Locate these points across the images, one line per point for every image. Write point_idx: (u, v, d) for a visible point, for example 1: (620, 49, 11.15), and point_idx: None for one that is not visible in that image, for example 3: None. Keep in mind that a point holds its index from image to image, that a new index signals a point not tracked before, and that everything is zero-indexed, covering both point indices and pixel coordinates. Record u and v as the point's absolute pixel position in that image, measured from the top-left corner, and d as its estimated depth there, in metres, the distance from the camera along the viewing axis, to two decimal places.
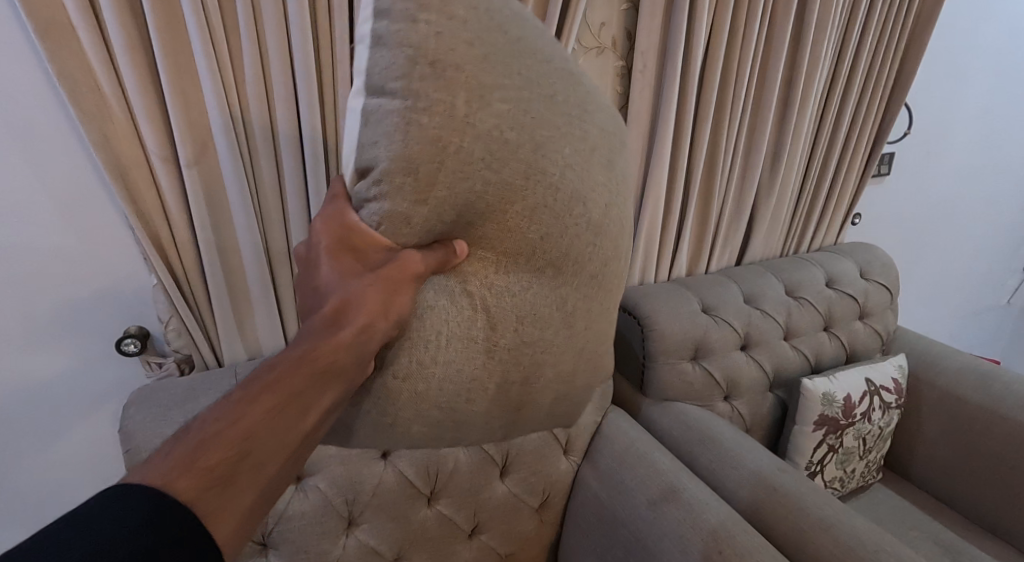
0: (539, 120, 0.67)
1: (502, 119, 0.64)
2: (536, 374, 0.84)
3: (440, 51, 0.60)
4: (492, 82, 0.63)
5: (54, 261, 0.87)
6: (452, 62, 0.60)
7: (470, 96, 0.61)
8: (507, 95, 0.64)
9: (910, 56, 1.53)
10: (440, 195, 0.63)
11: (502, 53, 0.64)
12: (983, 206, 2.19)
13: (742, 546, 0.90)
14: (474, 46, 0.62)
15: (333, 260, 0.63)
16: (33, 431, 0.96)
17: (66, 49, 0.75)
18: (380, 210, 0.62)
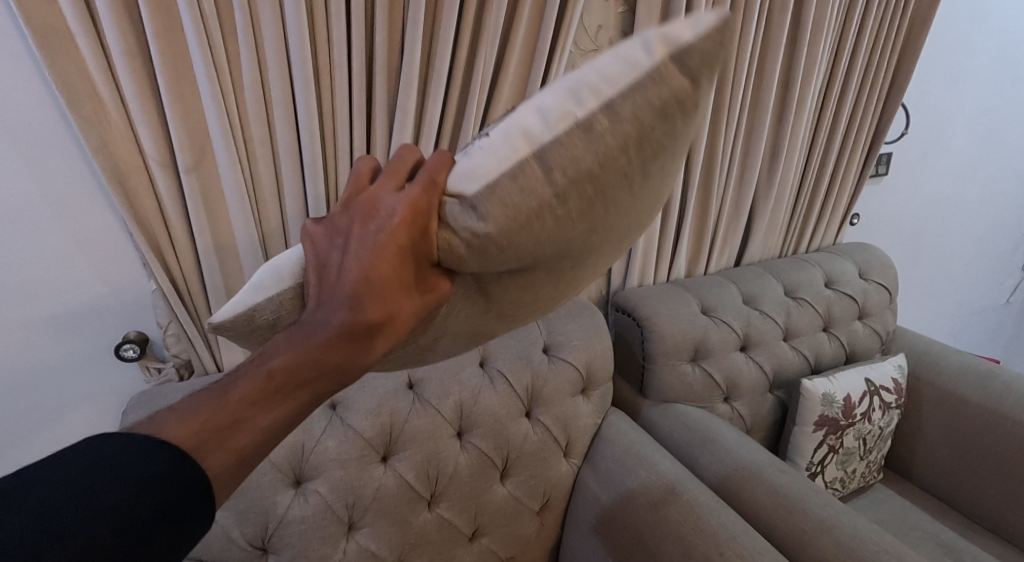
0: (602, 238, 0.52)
1: (572, 241, 0.51)
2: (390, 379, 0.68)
3: (614, 173, 0.47)
4: (612, 211, 0.50)
5: (54, 268, 0.87)
6: (604, 187, 0.47)
7: (567, 222, 0.49)
8: (606, 226, 0.51)
9: (907, 57, 1.54)
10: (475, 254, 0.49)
11: (645, 187, 0.51)
12: (981, 205, 2.19)
13: (742, 547, 0.90)
14: (636, 181, 0.49)
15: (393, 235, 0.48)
16: (32, 437, 0.95)
17: (65, 56, 0.75)
18: (458, 240, 0.48)
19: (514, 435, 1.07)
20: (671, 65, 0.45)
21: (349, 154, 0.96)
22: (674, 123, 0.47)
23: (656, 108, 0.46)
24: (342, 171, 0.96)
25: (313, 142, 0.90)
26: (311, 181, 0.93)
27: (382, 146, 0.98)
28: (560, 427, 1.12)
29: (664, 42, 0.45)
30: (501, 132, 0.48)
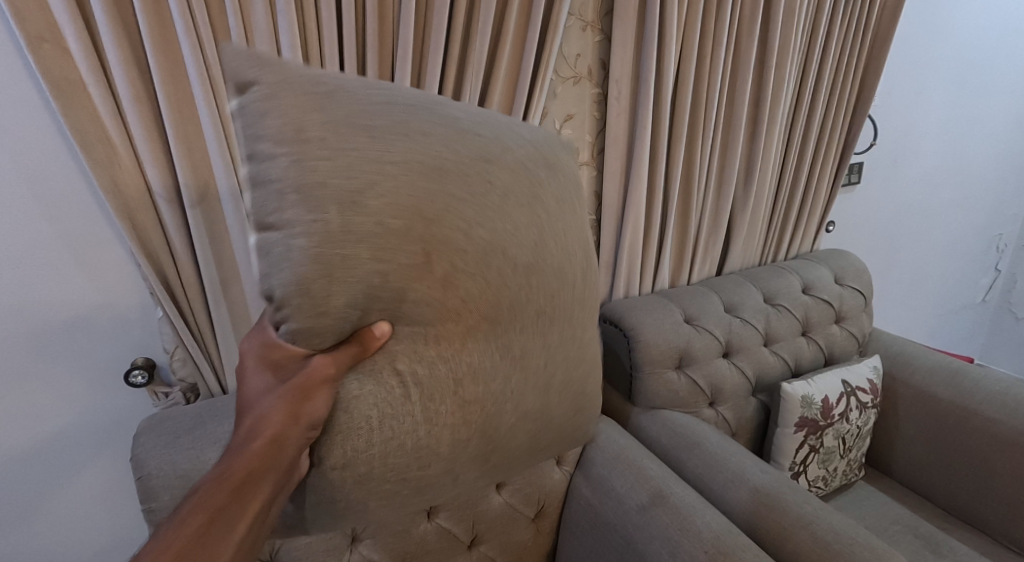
0: (453, 199, 0.65)
1: (381, 199, 0.60)
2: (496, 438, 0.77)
3: (322, 170, 0.58)
4: (373, 193, 0.59)
5: (66, 300, 0.92)
6: (341, 179, 0.58)
7: (344, 182, 0.58)
8: (430, 204, 0.63)
9: (870, 72, 1.63)
10: (332, 300, 0.59)
11: (380, 141, 0.61)
12: (953, 209, 2.28)
13: (726, 545, 0.95)
14: (328, 144, 0.58)
15: (259, 371, 0.63)
16: (41, 464, 0.98)
17: (78, 104, 0.80)
18: (288, 329, 0.60)
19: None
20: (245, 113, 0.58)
21: None
22: (304, 101, 0.58)
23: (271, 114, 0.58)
24: None
25: None
26: None
27: None
28: None
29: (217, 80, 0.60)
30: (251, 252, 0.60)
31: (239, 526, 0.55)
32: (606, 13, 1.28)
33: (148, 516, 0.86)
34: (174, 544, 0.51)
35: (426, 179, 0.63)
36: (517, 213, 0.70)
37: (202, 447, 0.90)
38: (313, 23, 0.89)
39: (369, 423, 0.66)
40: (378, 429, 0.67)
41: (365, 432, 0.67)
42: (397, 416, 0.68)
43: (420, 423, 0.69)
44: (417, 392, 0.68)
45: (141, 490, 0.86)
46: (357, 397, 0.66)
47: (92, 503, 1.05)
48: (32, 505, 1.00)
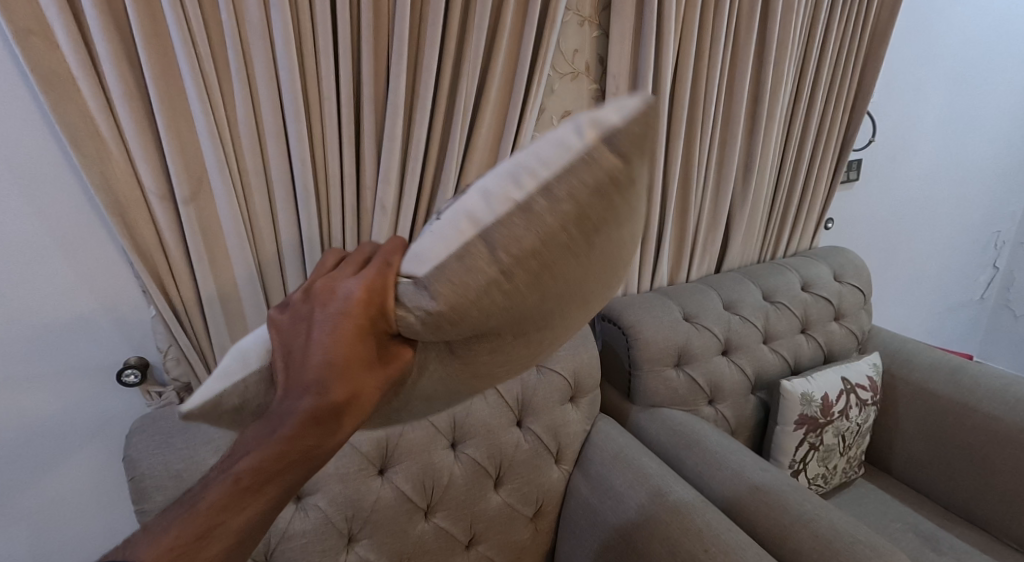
0: (571, 308, 0.56)
1: (558, 288, 0.52)
2: None
3: (554, 248, 0.49)
4: (566, 279, 0.51)
5: (57, 298, 0.90)
6: (552, 268, 0.50)
7: (560, 263, 0.50)
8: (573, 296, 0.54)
9: (869, 69, 1.62)
10: (455, 323, 0.51)
11: (583, 273, 0.52)
12: (951, 206, 2.28)
13: (726, 544, 0.94)
14: (578, 247, 0.50)
15: (358, 330, 0.52)
16: (33, 464, 0.97)
17: (67, 98, 0.79)
18: (409, 322, 0.53)
19: (506, 440, 1.11)
20: (600, 147, 0.46)
21: (339, 181, 1.00)
22: (615, 195, 0.48)
23: (592, 186, 0.47)
24: (334, 197, 1.00)
25: (305, 172, 0.95)
26: (303, 207, 0.98)
27: (372, 172, 1.03)
28: (550, 435, 1.17)
29: (594, 125, 0.46)
30: (448, 220, 0.52)
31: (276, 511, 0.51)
32: (604, 8, 1.27)
33: (140, 517, 0.85)
34: (238, 523, 0.48)
35: (577, 304, 0.56)
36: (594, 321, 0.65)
37: (196, 447, 0.89)
38: (307, 17, 0.88)
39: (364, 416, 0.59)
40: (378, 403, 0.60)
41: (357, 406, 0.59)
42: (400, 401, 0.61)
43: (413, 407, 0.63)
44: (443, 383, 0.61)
45: (133, 490, 0.85)
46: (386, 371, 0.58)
47: (85, 504, 1.04)
48: (24, 505, 0.98)
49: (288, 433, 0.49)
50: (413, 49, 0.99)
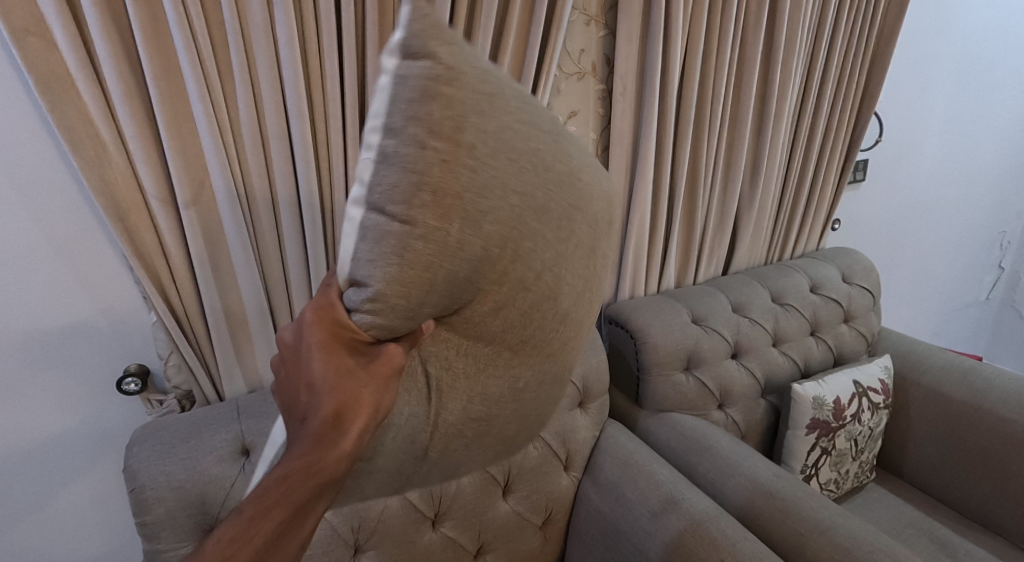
0: (541, 224, 0.54)
1: (496, 220, 0.50)
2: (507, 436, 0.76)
3: (442, 174, 0.47)
4: (491, 205, 0.49)
5: (55, 305, 0.88)
6: (459, 190, 0.48)
7: (476, 188, 0.48)
8: (529, 230, 0.53)
9: (876, 68, 1.60)
10: (415, 300, 0.49)
11: (524, 149, 0.51)
12: (956, 206, 2.26)
13: (742, 553, 0.92)
14: (469, 160, 0.48)
15: (324, 344, 0.51)
16: (32, 475, 0.94)
17: (66, 99, 0.77)
18: (370, 320, 0.50)
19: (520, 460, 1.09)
20: (404, 68, 0.47)
21: (344, 183, 0.99)
22: (461, 97, 0.48)
23: (434, 100, 0.47)
24: (338, 200, 0.99)
25: (309, 175, 0.93)
26: (307, 210, 0.96)
27: None
28: (559, 442, 1.14)
29: (392, 51, 0.48)
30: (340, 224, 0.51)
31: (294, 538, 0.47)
32: (610, 7, 1.25)
33: (142, 529, 0.83)
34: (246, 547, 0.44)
35: (526, 203, 0.52)
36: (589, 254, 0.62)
37: (198, 456, 0.86)
38: (311, 16, 0.86)
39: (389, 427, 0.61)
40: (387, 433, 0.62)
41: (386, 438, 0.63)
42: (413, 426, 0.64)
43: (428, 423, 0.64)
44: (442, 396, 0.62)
45: (134, 502, 0.82)
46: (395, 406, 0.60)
47: (85, 516, 1.02)
48: (23, 517, 0.96)
49: (295, 458, 0.47)
50: None
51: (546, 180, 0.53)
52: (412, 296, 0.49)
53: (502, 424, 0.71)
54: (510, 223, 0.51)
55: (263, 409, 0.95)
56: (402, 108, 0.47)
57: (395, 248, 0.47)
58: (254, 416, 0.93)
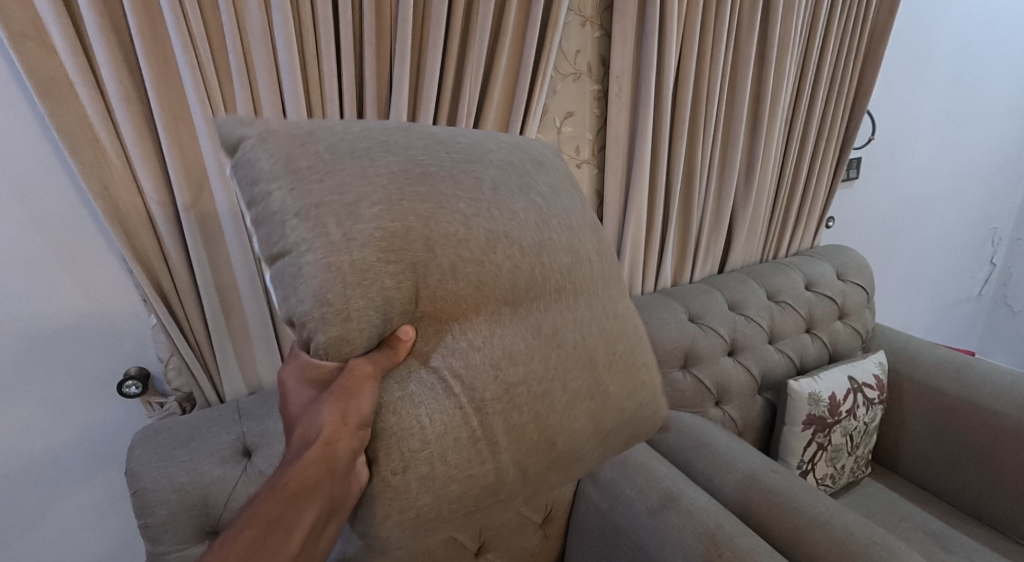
0: (423, 186, 0.62)
1: (378, 205, 0.59)
2: (563, 433, 0.66)
3: (297, 196, 0.57)
4: (362, 196, 0.59)
5: (54, 309, 0.88)
6: (322, 200, 0.57)
7: (339, 196, 0.58)
8: (410, 196, 0.61)
9: (868, 67, 1.62)
10: (354, 305, 0.56)
11: (407, 164, 0.63)
12: (948, 203, 2.28)
13: (740, 548, 0.93)
14: (315, 182, 0.58)
15: (299, 386, 0.60)
16: (33, 480, 0.94)
17: (64, 104, 0.77)
18: (314, 341, 0.57)
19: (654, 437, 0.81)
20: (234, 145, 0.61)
21: None
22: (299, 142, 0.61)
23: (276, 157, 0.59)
24: None
25: None
26: None
27: None
28: None
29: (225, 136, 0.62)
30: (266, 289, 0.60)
31: (287, 546, 0.51)
32: (605, 8, 1.26)
33: (144, 532, 0.83)
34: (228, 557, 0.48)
35: (403, 179, 0.62)
36: (520, 204, 0.67)
37: (200, 458, 0.87)
38: (308, 19, 0.86)
39: (422, 427, 0.60)
40: (429, 426, 0.60)
41: (419, 428, 0.60)
42: (444, 417, 0.61)
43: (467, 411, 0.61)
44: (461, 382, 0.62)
45: (137, 504, 0.82)
46: (402, 398, 0.60)
47: (86, 520, 1.02)
48: (24, 522, 0.96)
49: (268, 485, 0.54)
50: (416, 50, 0.98)
51: (414, 168, 0.63)
52: (334, 288, 0.56)
53: (545, 386, 0.65)
54: (402, 214, 0.60)
55: (263, 411, 0.95)
56: (260, 166, 0.59)
57: (296, 271, 0.56)
58: (255, 418, 0.94)
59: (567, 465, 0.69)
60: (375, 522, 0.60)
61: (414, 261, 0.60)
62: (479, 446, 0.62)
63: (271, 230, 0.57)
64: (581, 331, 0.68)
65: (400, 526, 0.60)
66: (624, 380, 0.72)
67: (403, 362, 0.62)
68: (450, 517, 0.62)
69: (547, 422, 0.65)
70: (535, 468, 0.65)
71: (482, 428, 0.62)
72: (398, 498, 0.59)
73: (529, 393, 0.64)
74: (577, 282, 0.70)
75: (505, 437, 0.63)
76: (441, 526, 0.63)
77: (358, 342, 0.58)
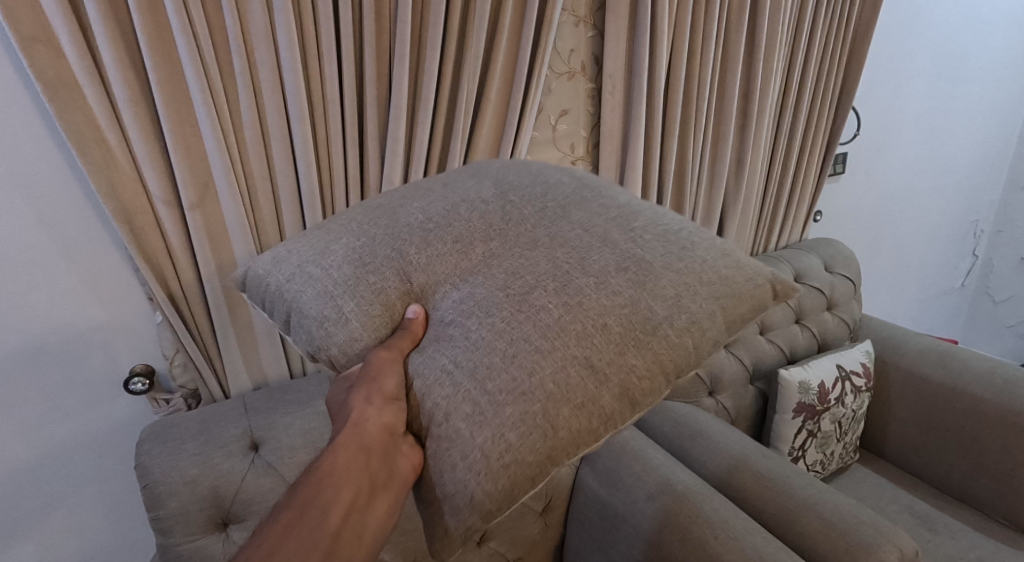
0: (375, 206, 0.75)
1: (342, 239, 0.71)
2: (619, 323, 0.61)
3: (289, 264, 0.71)
4: (331, 239, 0.71)
5: (62, 308, 0.89)
6: (303, 255, 0.71)
7: (318, 246, 0.71)
8: (363, 215, 0.74)
9: (853, 65, 1.66)
10: (348, 309, 0.65)
11: (365, 208, 0.76)
12: (931, 196, 2.34)
13: (735, 531, 0.95)
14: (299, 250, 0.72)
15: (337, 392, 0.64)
16: (42, 478, 0.96)
17: (72, 105, 0.78)
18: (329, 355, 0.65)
19: (743, 290, 0.66)
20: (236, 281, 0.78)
21: (344, 183, 1.01)
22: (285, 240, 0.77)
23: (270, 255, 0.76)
24: (338, 198, 1.01)
25: (310, 175, 0.95)
26: (308, 206, 0.97)
27: (376, 174, 1.03)
28: None
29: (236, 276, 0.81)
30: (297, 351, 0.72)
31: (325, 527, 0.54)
32: (598, 8, 1.28)
33: (155, 525, 0.84)
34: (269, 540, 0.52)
35: (359, 213, 0.75)
36: (471, 177, 0.77)
37: (209, 451, 0.88)
38: (310, 20, 0.88)
39: (448, 372, 0.61)
40: (456, 368, 0.61)
41: (447, 375, 0.61)
42: (461, 350, 0.62)
43: (490, 336, 0.61)
44: (475, 314, 0.63)
45: (147, 498, 0.84)
46: (421, 362, 0.63)
47: (94, 517, 1.03)
48: (33, 520, 0.97)
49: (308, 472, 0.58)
50: (415, 51, 1.00)
51: (371, 206, 0.76)
52: (330, 304, 0.66)
53: (562, 278, 0.63)
54: (364, 232, 0.71)
55: (269, 405, 0.97)
56: (259, 267, 0.74)
57: (296, 312, 0.68)
58: (262, 413, 0.95)
59: (655, 356, 0.61)
60: (456, 482, 0.58)
61: (386, 254, 0.68)
62: (517, 360, 0.60)
63: (277, 303, 0.70)
64: (581, 227, 0.68)
65: (478, 467, 0.57)
66: (655, 246, 0.67)
67: (422, 339, 0.65)
68: (529, 442, 0.57)
69: (593, 321, 0.61)
70: (610, 365, 0.60)
71: (511, 346, 0.60)
72: (454, 445, 0.58)
73: (546, 297, 0.62)
74: (563, 201, 0.72)
75: (544, 349, 0.60)
76: (535, 450, 0.57)
77: (368, 336, 0.65)
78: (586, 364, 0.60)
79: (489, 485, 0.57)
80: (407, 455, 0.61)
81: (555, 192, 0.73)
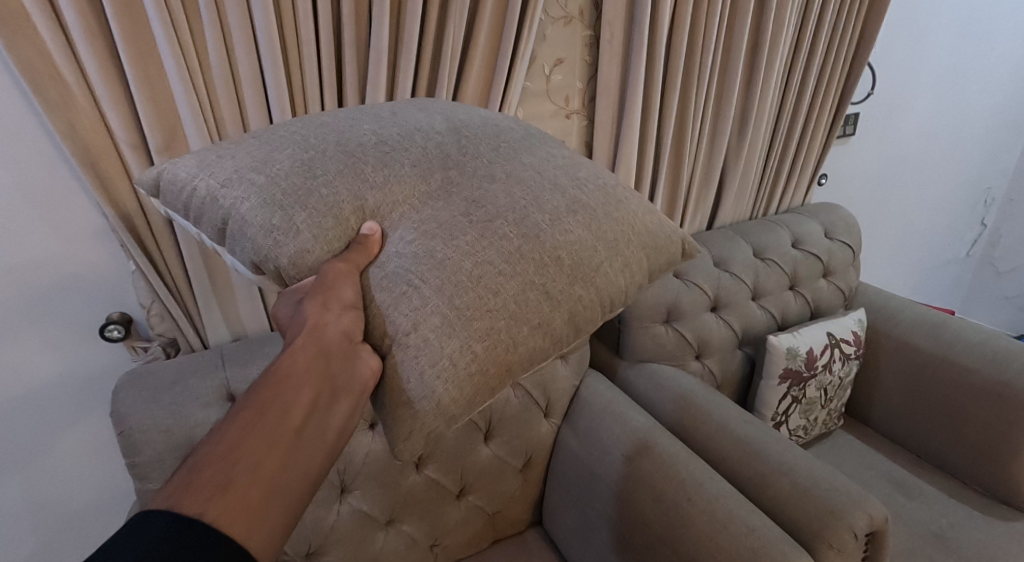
0: (325, 123, 0.72)
1: (288, 149, 0.67)
2: (574, 253, 0.63)
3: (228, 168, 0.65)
4: (274, 148, 0.67)
5: (31, 253, 0.88)
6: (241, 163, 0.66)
7: (261, 153, 0.66)
8: (307, 128, 0.70)
9: (872, 18, 1.56)
10: (297, 219, 0.61)
11: (311, 121, 0.72)
12: (943, 162, 2.26)
13: (707, 491, 0.95)
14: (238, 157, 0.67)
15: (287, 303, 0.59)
16: (24, 420, 0.97)
17: (24, 38, 0.73)
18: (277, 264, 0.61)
19: (663, 243, 0.70)
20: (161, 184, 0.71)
21: None
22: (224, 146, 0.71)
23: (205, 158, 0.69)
24: None
25: (284, 120, 0.90)
26: None
27: None
28: (538, 390, 1.19)
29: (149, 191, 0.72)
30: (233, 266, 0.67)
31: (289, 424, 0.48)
32: None
33: (132, 471, 0.85)
34: (228, 436, 0.45)
35: (305, 128, 0.71)
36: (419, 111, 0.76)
37: (184, 400, 0.88)
38: None
39: (413, 286, 0.59)
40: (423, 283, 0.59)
41: (414, 290, 0.59)
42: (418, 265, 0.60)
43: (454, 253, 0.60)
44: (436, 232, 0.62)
45: (123, 444, 0.84)
46: (383, 275, 0.61)
47: (80, 458, 1.05)
48: (19, 459, 0.99)
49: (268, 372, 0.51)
50: None
51: (316, 122, 0.72)
52: (276, 212, 0.61)
53: (520, 212, 0.64)
54: (312, 145, 0.67)
55: (248, 357, 0.96)
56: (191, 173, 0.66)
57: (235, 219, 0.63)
58: (239, 364, 0.95)
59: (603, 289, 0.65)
60: (417, 392, 0.57)
61: (336, 166, 0.65)
62: (484, 278, 0.60)
63: (209, 210, 0.65)
64: (534, 168, 0.69)
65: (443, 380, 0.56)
66: (597, 195, 0.69)
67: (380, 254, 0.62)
68: (492, 355, 0.58)
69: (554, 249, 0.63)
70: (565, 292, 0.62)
71: (477, 265, 0.60)
72: (418, 358, 0.57)
73: (506, 226, 0.63)
74: (511, 144, 0.72)
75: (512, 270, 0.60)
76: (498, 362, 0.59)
77: (320, 249, 0.61)
78: (544, 288, 0.61)
79: (449, 402, 0.56)
80: (369, 360, 0.57)
81: (502, 136, 0.73)
